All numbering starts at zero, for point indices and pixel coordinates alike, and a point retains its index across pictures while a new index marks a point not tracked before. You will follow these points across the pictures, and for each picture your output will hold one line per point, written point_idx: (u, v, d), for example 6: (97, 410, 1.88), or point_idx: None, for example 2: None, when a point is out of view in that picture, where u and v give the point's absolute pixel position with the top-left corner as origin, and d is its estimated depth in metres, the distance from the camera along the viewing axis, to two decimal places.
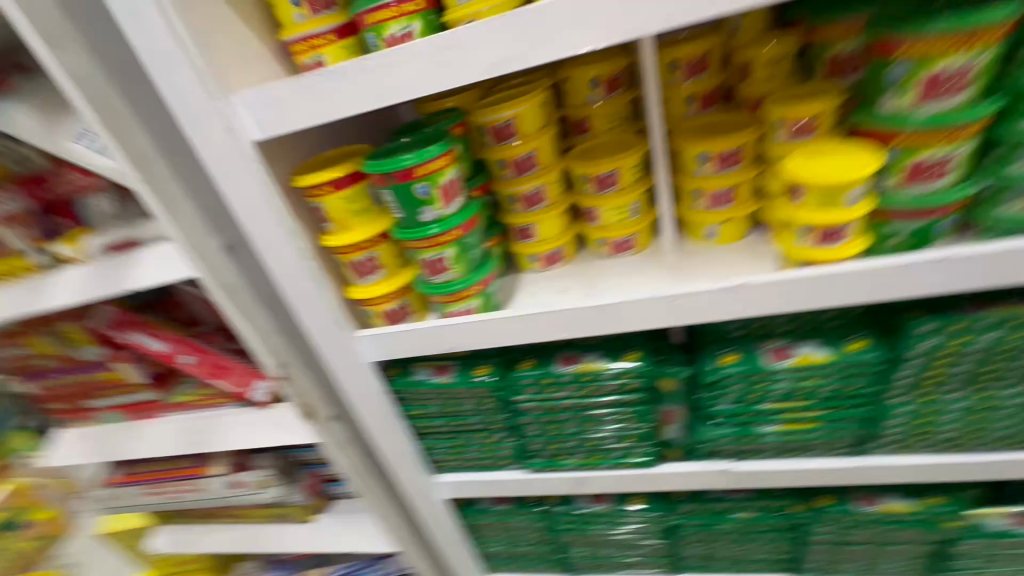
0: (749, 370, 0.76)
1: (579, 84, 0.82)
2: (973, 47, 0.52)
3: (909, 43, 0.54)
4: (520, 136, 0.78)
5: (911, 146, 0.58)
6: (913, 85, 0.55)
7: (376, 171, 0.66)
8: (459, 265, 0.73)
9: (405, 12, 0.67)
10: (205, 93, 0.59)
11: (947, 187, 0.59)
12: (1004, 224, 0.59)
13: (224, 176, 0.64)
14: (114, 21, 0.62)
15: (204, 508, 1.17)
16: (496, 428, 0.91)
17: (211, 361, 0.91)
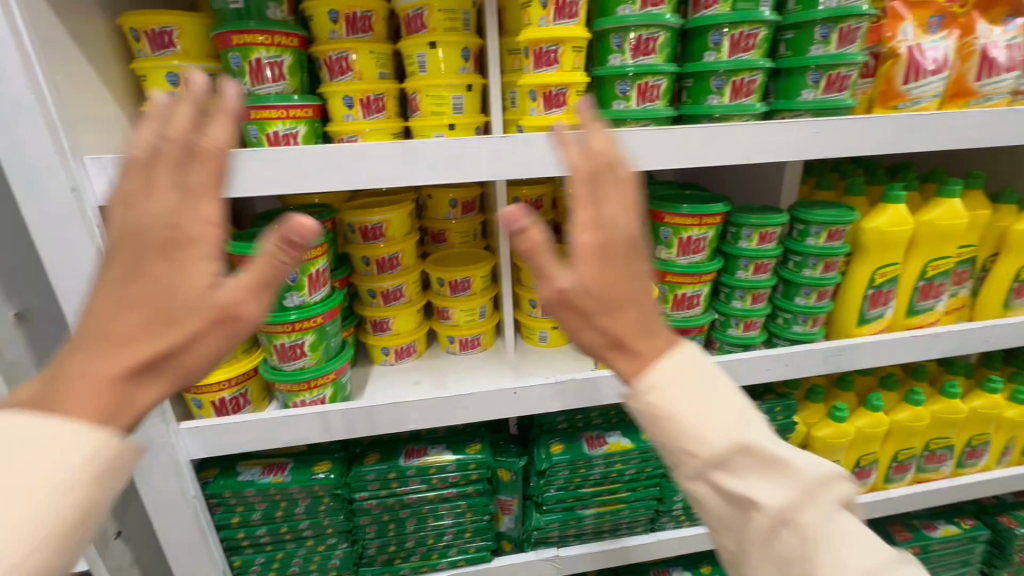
0: (573, 458, 0.87)
1: (439, 202, 0.96)
2: (705, 225, 0.78)
3: (671, 216, 0.79)
4: (387, 239, 0.86)
5: (676, 283, 0.82)
6: (674, 244, 0.80)
7: (241, 253, 0.66)
8: (315, 353, 0.73)
9: (292, 116, 0.74)
10: (53, 149, 0.54)
11: (698, 314, 0.84)
12: (731, 342, 0.86)
13: (48, 239, 0.57)
14: None
15: None
16: (329, 533, 0.84)
17: None
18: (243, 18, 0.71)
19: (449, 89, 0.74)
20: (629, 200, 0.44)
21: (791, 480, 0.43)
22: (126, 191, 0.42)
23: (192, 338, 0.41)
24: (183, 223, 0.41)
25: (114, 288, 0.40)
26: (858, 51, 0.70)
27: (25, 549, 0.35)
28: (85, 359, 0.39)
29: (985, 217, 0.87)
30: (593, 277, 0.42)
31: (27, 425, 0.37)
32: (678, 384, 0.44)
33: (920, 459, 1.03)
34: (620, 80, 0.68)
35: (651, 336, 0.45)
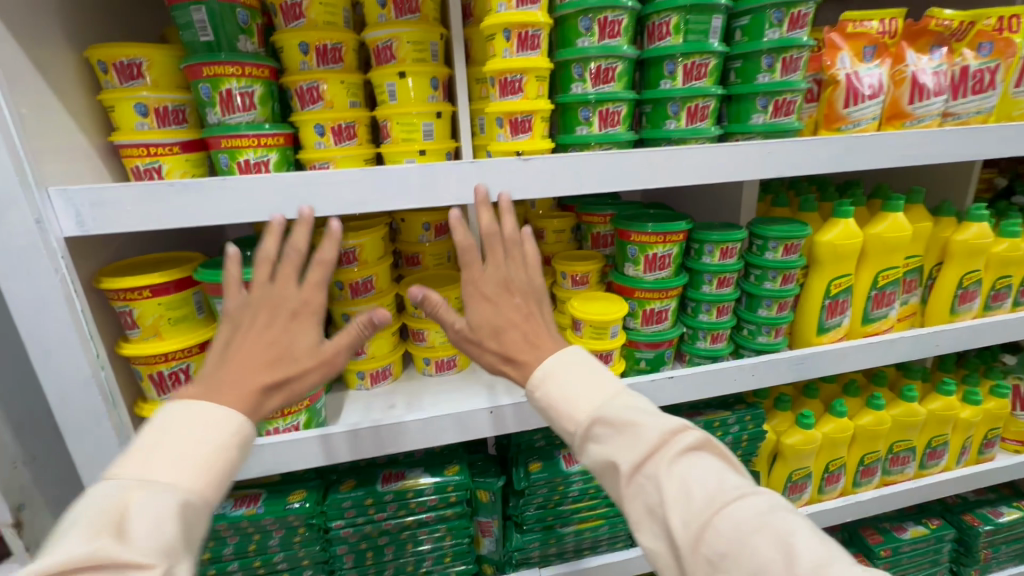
0: (552, 475, 0.88)
1: (413, 227, 0.97)
2: (669, 242, 0.82)
3: (637, 234, 0.82)
4: (360, 263, 0.86)
5: (644, 299, 0.85)
6: (641, 261, 0.83)
7: (212, 280, 0.66)
8: None
9: (263, 144, 0.75)
10: (16, 181, 0.54)
11: (667, 328, 0.87)
12: (700, 355, 0.89)
13: (9, 272, 0.56)
14: None
15: None
16: (304, 564, 0.82)
17: None
18: (212, 50, 0.72)
19: (419, 116, 0.77)
20: (503, 263, 0.65)
21: (643, 434, 0.52)
22: (262, 274, 0.57)
23: (302, 375, 0.56)
24: (309, 300, 0.58)
25: (252, 334, 0.55)
26: (801, 78, 0.75)
27: (190, 480, 0.46)
28: (237, 374, 0.52)
29: (927, 229, 0.93)
30: (482, 319, 0.63)
31: (197, 402, 0.49)
32: (554, 376, 0.59)
33: (886, 462, 1.07)
34: (582, 106, 0.71)
35: (531, 346, 0.62)
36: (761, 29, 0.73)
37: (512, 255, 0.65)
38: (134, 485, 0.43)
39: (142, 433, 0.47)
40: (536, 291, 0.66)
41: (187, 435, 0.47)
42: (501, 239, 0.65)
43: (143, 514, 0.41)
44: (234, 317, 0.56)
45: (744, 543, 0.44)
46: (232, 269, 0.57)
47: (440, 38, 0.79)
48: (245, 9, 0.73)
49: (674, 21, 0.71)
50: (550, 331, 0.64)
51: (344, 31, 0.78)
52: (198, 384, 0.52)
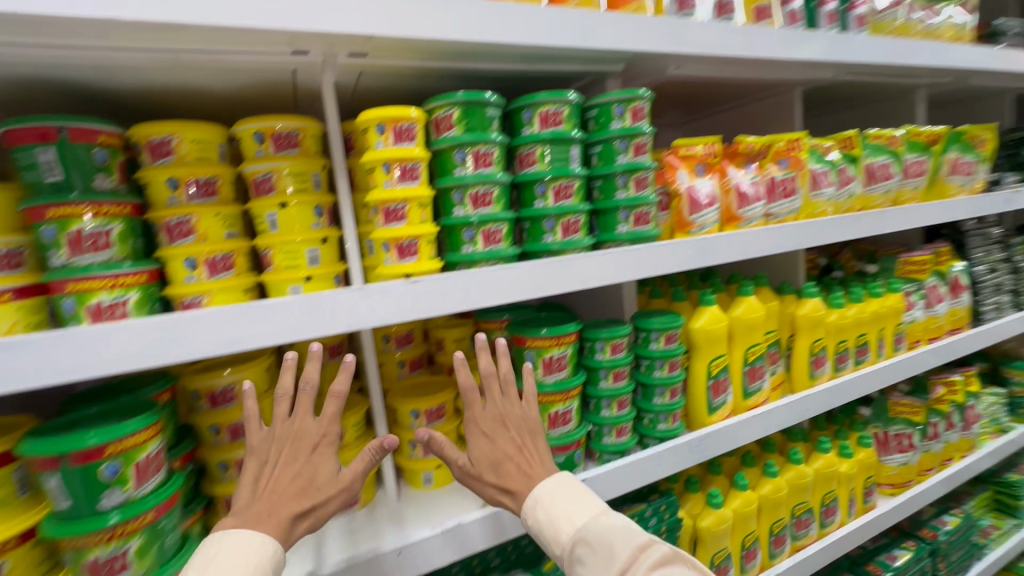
0: None
1: (302, 353, 0.92)
2: (562, 344, 0.85)
3: (532, 339, 0.84)
4: (241, 400, 0.78)
5: (547, 402, 0.85)
6: (539, 365, 0.85)
7: (41, 452, 0.55)
8: (144, 560, 0.60)
9: (120, 283, 0.68)
10: None
11: (573, 429, 0.87)
12: (609, 450, 0.90)
13: None
14: None
15: None
16: None
17: None
18: (61, 189, 0.66)
19: (303, 243, 0.76)
20: (499, 400, 0.74)
21: (617, 550, 0.61)
22: (281, 409, 0.63)
23: (327, 503, 0.62)
24: (327, 432, 0.64)
25: (277, 467, 0.62)
26: (651, 193, 0.87)
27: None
28: (272, 507, 0.59)
29: (775, 307, 1.08)
30: (481, 455, 0.72)
31: (239, 531, 0.56)
32: (543, 498, 0.68)
33: (792, 527, 1.12)
34: (465, 227, 0.76)
35: (526, 478, 0.70)
36: (613, 155, 0.85)
37: (507, 390, 0.75)
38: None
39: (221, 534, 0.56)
40: (531, 424, 0.75)
41: (229, 561, 0.54)
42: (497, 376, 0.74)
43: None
44: (259, 452, 0.62)
45: None
46: (251, 405, 0.63)
47: (322, 169, 0.81)
48: (103, 147, 0.70)
49: (539, 152, 0.80)
50: (543, 460, 0.73)
51: (219, 165, 0.77)
52: (232, 518, 0.58)
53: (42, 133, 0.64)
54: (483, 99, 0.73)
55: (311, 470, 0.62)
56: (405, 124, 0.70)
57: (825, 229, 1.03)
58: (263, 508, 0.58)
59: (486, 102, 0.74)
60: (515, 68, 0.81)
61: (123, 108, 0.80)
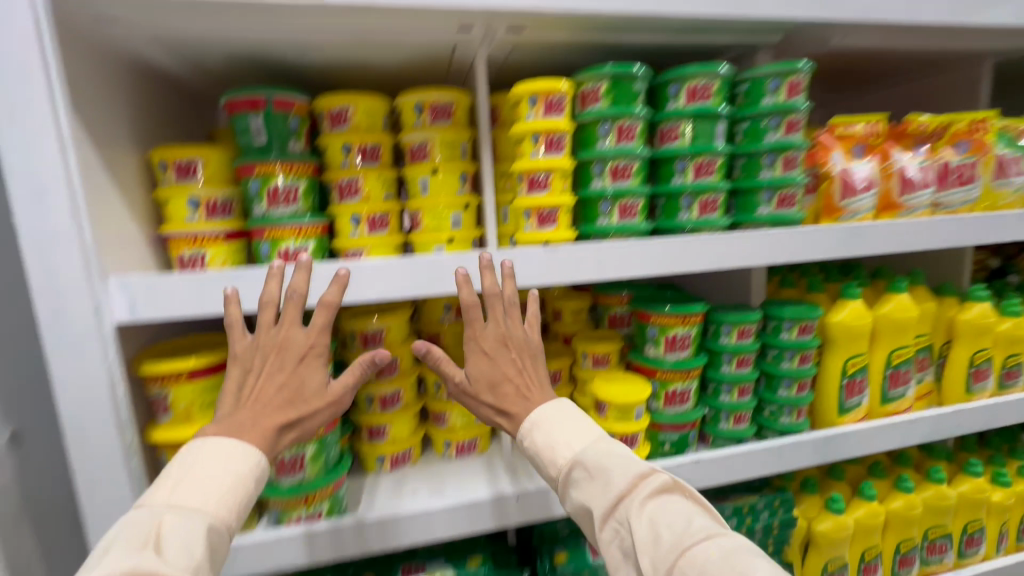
0: (579, 568, 0.84)
1: (434, 307, 1.00)
2: (687, 324, 0.84)
3: (656, 316, 0.85)
4: (386, 343, 0.88)
5: (667, 379, 0.86)
6: (660, 342, 0.85)
7: None
8: (315, 465, 0.74)
9: (303, 233, 0.79)
10: (83, 275, 0.58)
11: (689, 409, 0.87)
12: (725, 437, 0.89)
13: (63, 359, 0.58)
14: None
15: None
16: None
17: None
18: (265, 150, 0.79)
19: (449, 208, 0.83)
20: (503, 319, 0.71)
21: (614, 478, 0.63)
22: (267, 316, 0.60)
23: (313, 416, 0.61)
24: (315, 344, 0.62)
25: (262, 377, 0.60)
26: (801, 174, 0.82)
27: (215, 509, 0.52)
28: (256, 419, 0.58)
29: (932, 308, 0.97)
30: (476, 373, 0.71)
31: (224, 440, 0.55)
32: (541, 424, 0.70)
33: (922, 550, 1.02)
34: (601, 200, 0.77)
35: (524, 401, 0.72)
36: (761, 132, 0.81)
37: (512, 311, 0.72)
38: (161, 516, 0.49)
39: (192, 447, 0.55)
40: (531, 347, 0.74)
41: (211, 468, 0.53)
42: (503, 296, 0.71)
43: (175, 540, 0.48)
44: (243, 360, 0.60)
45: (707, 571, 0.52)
46: (234, 311, 0.60)
47: (468, 139, 0.86)
48: (296, 115, 0.81)
49: (683, 127, 0.79)
50: (541, 384, 0.74)
51: (381, 133, 0.85)
52: (214, 426, 0.57)
53: (253, 102, 0.77)
54: (631, 72, 0.74)
55: (298, 378, 0.61)
56: (556, 96, 0.73)
57: (1009, 224, 0.89)
58: (247, 419, 0.57)
59: (634, 76, 0.75)
60: (665, 40, 0.80)
61: (306, 81, 0.92)
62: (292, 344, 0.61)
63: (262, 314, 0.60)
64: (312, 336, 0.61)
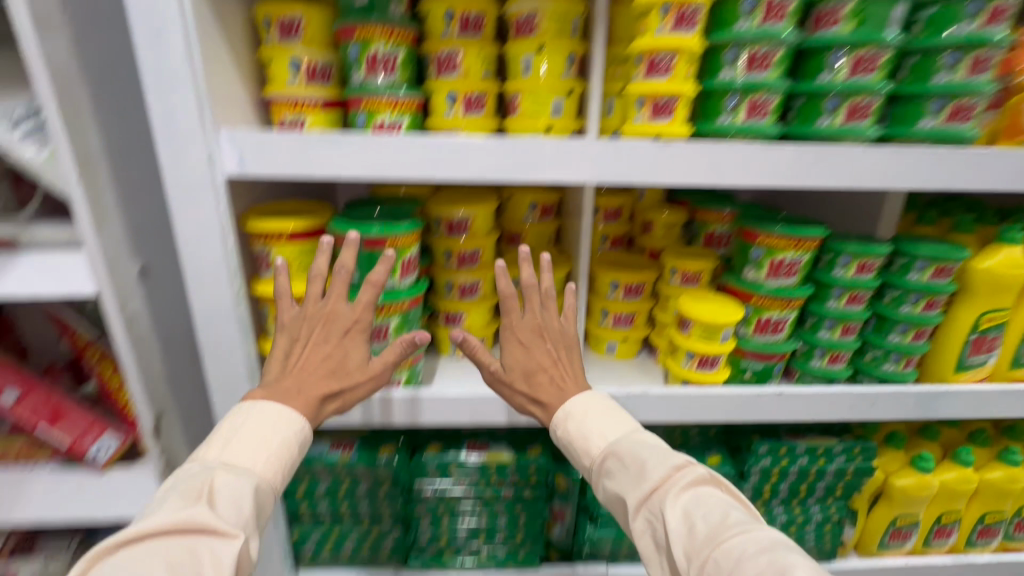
0: None
1: (519, 204, 0.96)
2: (799, 249, 0.75)
3: (764, 236, 0.77)
4: (470, 233, 0.87)
5: (761, 305, 0.79)
6: (764, 265, 0.78)
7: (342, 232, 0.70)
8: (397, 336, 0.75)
9: (398, 107, 0.77)
10: (197, 122, 0.59)
11: (781, 341, 0.81)
12: (815, 374, 0.82)
13: (181, 201, 0.62)
14: (125, 55, 0.69)
15: None
16: (385, 517, 0.85)
17: (51, 402, 0.75)
18: (366, 11, 0.75)
19: (551, 93, 0.76)
20: (539, 311, 0.77)
21: (648, 468, 0.62)
22: (315, 289, 0.66)
23: (355, 388, 0.67)
24: (359, 320, 0.66)
25: (308, 347, 0.66)
26: (991, 80, 0.66)
27: (262, 470, 0.56)
28: (300, 386, 0.63)
29: None
30: (511, 360, 0.76)
31: (270, 404, 0.60)
32: (574, 414, 0.72)
33: (1009, 525, 0.97)
34: (729, 94, 0.67)
35: (557, 391, 0.75)
36: (949, 21, 0.65)
37: (548, 302, 0.77)
38: (213, 469, 0.54)
39: (240, 412, 0.60)
40: (567, 339, 0.78)
41: (261, 430, 0.58)
42: (539, 289, 0.77)
43: (226, 496, 0.52)
44: (290, 330, 0.66)
45: (740, 564, 0.50)
46: (284, 282, 0.66)
47: (582, 13, 0.77)
48: None
49: (849, 8, 0.65)
50: (576, 376, 0.76)
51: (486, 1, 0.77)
52: (263, 390, 0.62)
53: None
54: None
55: (342, 353, 0.66)
56: None
57: None
58: (291, 385, 0.63)
59: None
60: None
61: None
62: (339, 319, 0.66)
63: (312, 285, 0.65)
64: (354, 313, 0.66)
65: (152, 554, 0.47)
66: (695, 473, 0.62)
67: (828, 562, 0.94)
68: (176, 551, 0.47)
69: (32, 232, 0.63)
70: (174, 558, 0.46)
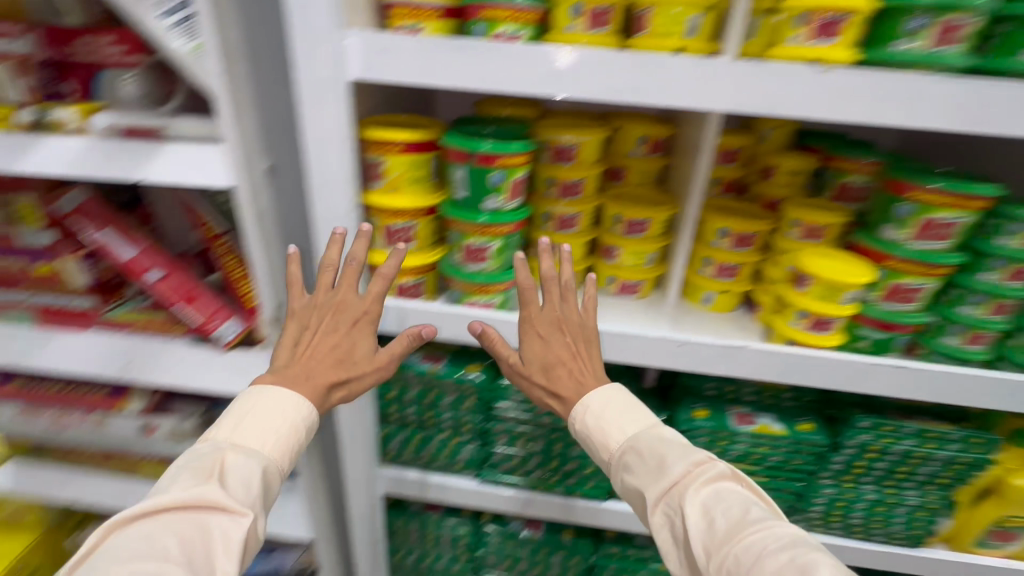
0: (717, 428, 0.83)
1: (628, 136, 0.90)
2: (963, 209, 0.65)
3: (919, 190, 0.67)
4: (577, 162, 0.83)
5: (897, 269, 0.71)
6: (913, 223, 0.69)
7: (456, 146, 0.68)
8: (498, 259, 0.75)
9: (519, 19, 0.72)
10: (331, 20, 0.59)
11: (912, 311, 0.73)
12: (946, 353, 0.74)
13: (311, 102, 0.63)
14: None
15: (98, 450, 1.01)
16: (465, 429, 0.90)
17: (183, 284, 0.83)
18: None
19: (689, 8, 0.67)
20: (558, 304, 0.75)
21: (667, 464, 0.63)
22: (327, 278, 0.71)
23: (361, 376, 0.72)
24: (367, 311, 0.72)
25: (318, 333, 0.72)
26: None
27: (269, 451, 0.63)
28: (309, 372, 0.69)
29: None
30: (529, 352, 0.74)
31: (278, 390, 0.66)
32: (592, 408, 0.71)
33: None
34: (914, 13, 0.57)
35: (575, 384, 0.73)
36: None
37: (567, 296, 0.75)
38: (225, 451, 0.61)
39: (251, 396, 0.66)
40: (587, 333, 0.75)
41: (268, 414, 0.65)
42: (558, 282, 0.74)
43: (236, 477, 0.59)
44: (302, 318, 0.72)
45: (761, 562, 0.52)
46: (296, 271, 0.72)
47: None
48: None
49: None
50: (595, 371, 0.74)
51: None
52: (274, 374, 0.69)
53: None
54: None
55: (345, 339, 0.72)
56: None
57: None
58: (300, 370, 0.69)
59: None
60: None
61: None
62: (348, 307, 0.72)
63: (323, 275, 0.70)
64: (364, 301, 0.71)
65: (165, 527, 0.53)
66: (716, 468, 0.62)
67: (914, 549, 0.88)
68: (187, 527, 0.53)
69: (177, 124, 0.68)
70: (187, 532, 0.53)
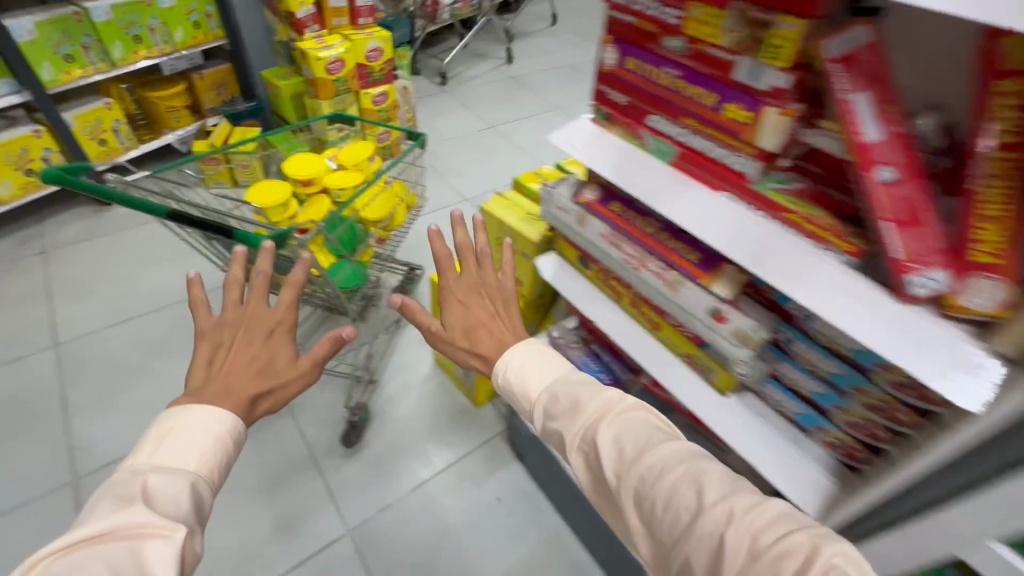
0: None
1: None
2: None
3: None
4: None
5: None
6: None
7: None
8: None
9: None
10: None
11: None
12: None
13: None
14: None
15: (640, 297, 1.03)
16: None
17: (911, 197, 0.62)
18: None
19: None
20: (475, 272, 0.99)
21: (583, 404, 0.76)
22: (234, 296, 0.88)
23: (286, 384, 0.83)
24: (281, 320, 0.88)
25: (231, 350, 0.83)
26: None
27: (196, 468, 0.69)
28: (229, 388, 0.77)
29: None
30: (456, 312, 0.94)
31: (196, 407, 0.72)
32: (513, 364, 0.85)
33: None
34: None
35: (494, 341, 0.90)
36: None
37: (483, 263, 1.01)
38: (145, 475, 0.66)
39: (163, 427, 0.71)
40: (503, 294, 0.98)
41: (189, 432, 0.70)
42: (473, 252, 1.00)
43: (160, 494, 0.65)
44: (209, 337, 0.84)
45: (662, 476, 0.67)
46: (197, 293, 0.86)
47: None
48: None
49: None
50: (511, 327, 0.93)
51: None
52: (187, 397, 0.76)
53: None
54: None
55: (257, 351, 0.83)
56: None
57: None
58: (219, 387, 0.77)
59: None
60: None
61: None
62: (249, 338, 0.84)
63: (233, 295, 0.88)
64: (272, 317, 0.87)
65: (91, 560, 0.56)
66: (626, 402, 0.76)
67: None
68: (113, 556, 0.57)
69: None
70: (116, 559, 0.57)
